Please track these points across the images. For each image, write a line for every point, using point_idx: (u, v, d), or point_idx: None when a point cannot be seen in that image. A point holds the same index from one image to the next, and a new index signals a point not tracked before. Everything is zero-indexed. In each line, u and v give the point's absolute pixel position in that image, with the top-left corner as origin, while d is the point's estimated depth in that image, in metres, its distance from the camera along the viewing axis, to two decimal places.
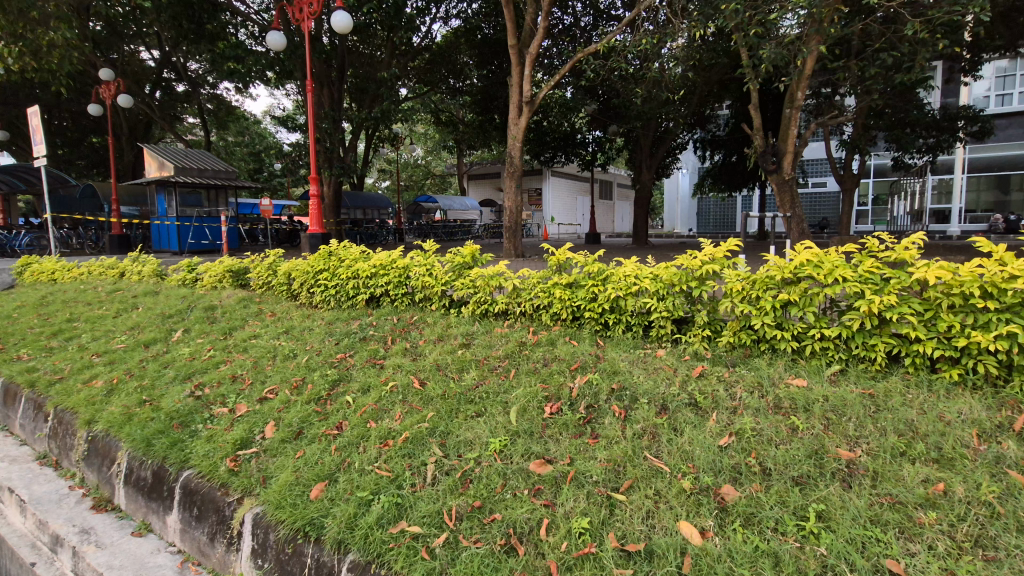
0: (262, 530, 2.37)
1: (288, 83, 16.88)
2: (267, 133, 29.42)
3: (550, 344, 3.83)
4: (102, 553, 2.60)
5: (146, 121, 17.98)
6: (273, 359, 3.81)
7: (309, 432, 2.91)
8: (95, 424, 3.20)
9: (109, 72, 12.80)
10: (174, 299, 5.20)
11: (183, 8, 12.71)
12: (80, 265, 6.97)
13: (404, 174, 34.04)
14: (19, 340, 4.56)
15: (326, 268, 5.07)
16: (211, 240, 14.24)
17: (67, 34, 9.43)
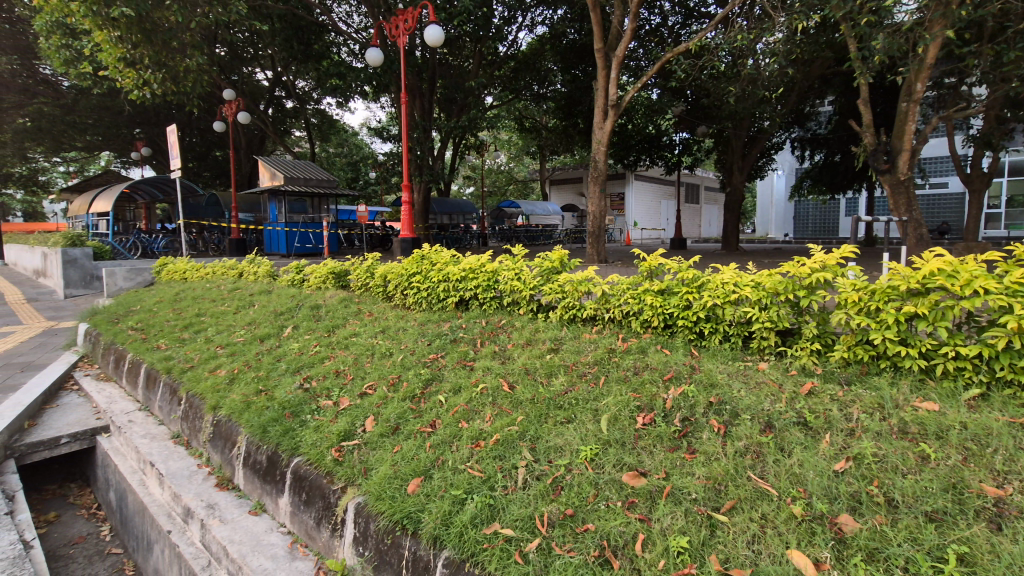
0: (363, 519, 2.48)
1: (382, 96, 17.90)
2: (364, 143, 31.36)
3: (641, 352, 3.71)
4: (224, 528, 2.85)
5: (260, 135, 19.82)
6: (371, 357, 4.01)
7: (405, 428, 3.03)
8: (220, 409, 3.54)
9: (232, 92, 14.24)
10: (285, 298, 5.63)
11: (295, 31, 14.27)
12: (206, 266, 7.79)
13: (487, 180, 34.86)
14: (158, 331, 5.17)
15: (418, 271, 5.27)
16: (314, 244, 15.34)
17: (199, 61, 10.62)
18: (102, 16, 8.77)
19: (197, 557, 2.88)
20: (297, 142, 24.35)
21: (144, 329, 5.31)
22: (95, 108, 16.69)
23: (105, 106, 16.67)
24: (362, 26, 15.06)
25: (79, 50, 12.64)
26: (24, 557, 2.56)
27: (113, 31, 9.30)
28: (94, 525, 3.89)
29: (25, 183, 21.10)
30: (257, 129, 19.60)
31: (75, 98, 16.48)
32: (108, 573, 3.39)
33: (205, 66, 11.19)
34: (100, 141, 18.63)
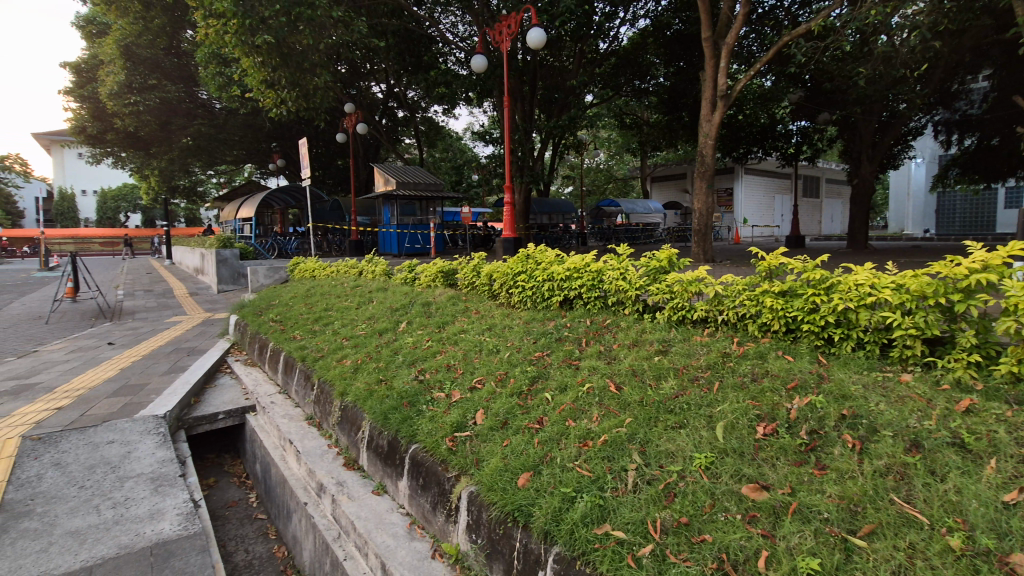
0: (476, 508, 2.58)
1: (485, 101, 18.46)
2: (467, 147, 32.54)
3: (760, 357, 3.46)
4: (352, 504, 3.12)
5: (375, 144, 21.34)
6: (479, 353, 4.17)
7: (514, 423, 3.11)
8: (346, 396, 3.88)
9: (351, 106, 15.51)
10: (399, 295, 6.01)
11: (408, 45, 15.54)
12: (331, 265, 8.53)
13: (587, 178, 34.54)
14: (293, 323, 5.78)
15: (523, 270, 5.35)
16: (423, 244, 16.22)
17: (326, 79, 11.72)
18: (249, 45, 9.97)
19: (329, 529, 3.17)
20: (407, 149, 25.87)
21: (282, 321, 5.96)
22: (241, 126, 19.02)
23: (248, 124, 18.92)
24: (468, 35, 15.67)
25: (229, 76, 14.50)
26: (194, 513, 3.01)
27: (256, 58, 10.51)
28: (244, 492, 4.43)
29: (188, 194, 24.63)
30: (372, 139, 21.14)
31: (226, 118, 18.91)
32: (256, 535, 3.85)
33: (331, 83, 12.36)
34: (244, 156, 21.19)
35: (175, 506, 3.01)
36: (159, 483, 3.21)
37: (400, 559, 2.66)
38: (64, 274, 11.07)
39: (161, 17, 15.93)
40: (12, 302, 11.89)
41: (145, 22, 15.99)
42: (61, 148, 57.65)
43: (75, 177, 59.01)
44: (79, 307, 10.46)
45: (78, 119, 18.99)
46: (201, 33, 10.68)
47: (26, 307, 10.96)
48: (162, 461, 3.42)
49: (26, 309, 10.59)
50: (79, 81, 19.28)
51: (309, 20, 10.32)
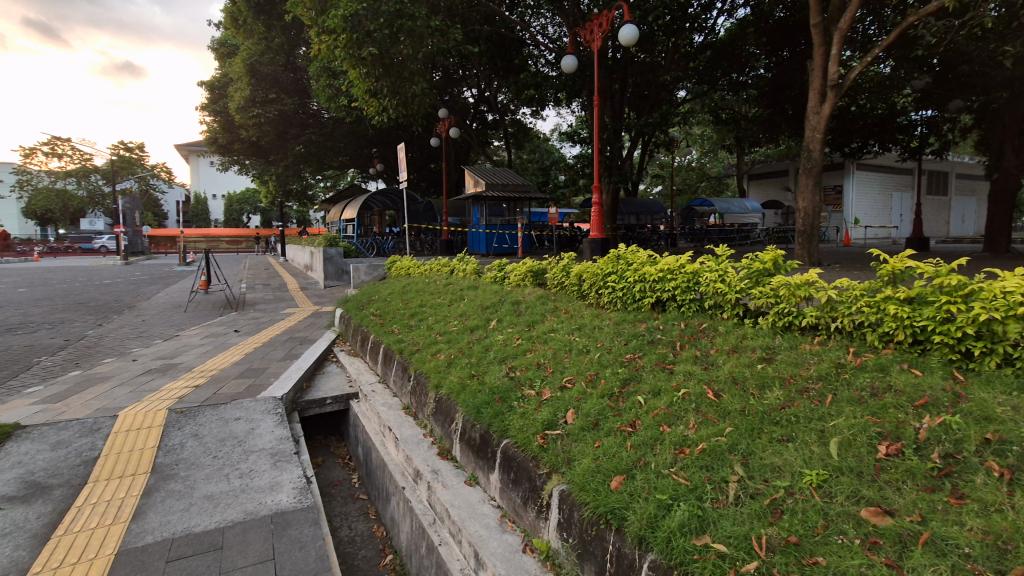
0: (568, 506, 2.57)
1: (574, 101, 18.37)
2: (554, 148, 32.59)
3: (881, 370, 3.12)
4: (447, 492, 3.24)
5: (465, 147, 21.98)
6: (569, 353, 4.16)
7: (605, 424, 3.07)
8: (441, 388, 4.04)
9: (444, 111, 16.12)
10: (489, 294, 6.15)
11: (500, 50, 15.85)
12: (425, 263, 8.90)
13: (677, 177, 33.26)
14: (391, 318, 6.11)
15: (614, 270, 5.25)
16: (510, 244, 16.47)
17: (423, 86, 12.19)
18: (355, 57, 10.69)
19: (425, 514, 3.32)
20: (496, 151, 26.41)
21: (382, 316, 6.32)
22: (346, 134, 20.45)
23: (351, 131, 20.29)
24: (557, 36, 15.76)
25: (337, 87, 15.66)
26: (307, 487, 3.27)
27: (362, 69, 11.24)
28: (347, 472, 4.75)
29: (299, 198, 26.93)
30: (463, 142, 21.81)
31: (333, 127, 20.43)
32: (358, 514, 4.12)
33: (428, 91, 12.87)
34: (347, 161, 22.76)
35: (291, 481, 3.30)
36: (278, 459, 3.53)
37: (493, 550, 2.72)
38: (199, 268, 12.52)
39: (280, 36, 17.53)
40: (159, 292, 13.71)
41: (267, 42, 17.70)
42: (197, 158, 65.41)
43: (208, 183, 66.75)
44: (211, 298, 11.82)
45: (211, 131, 21.44)
46: (314, 49, 11.60)
47: (170, 296, 12.58)
48: (280, 439, 3.77)
49: (170, 298, 12.15)
50: (212, 97, 21.74)
51: (410, 31, 10.84)
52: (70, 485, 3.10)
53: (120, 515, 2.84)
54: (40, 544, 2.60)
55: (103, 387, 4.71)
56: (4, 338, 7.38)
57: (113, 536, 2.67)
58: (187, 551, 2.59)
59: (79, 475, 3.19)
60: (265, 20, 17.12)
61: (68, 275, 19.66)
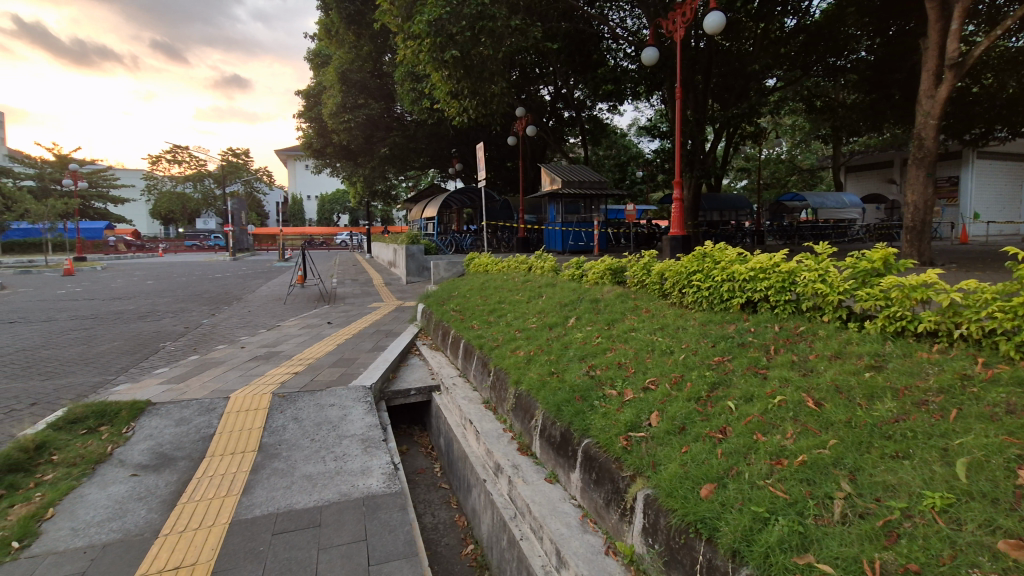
0: (654, 512, 2.49)
1: (655, 94, 17.82)
2: (633, 143, 31.79)
3: (1019, 383, 2.73)
4: (528, 488, 3.26)
5: (542, 145, 21.99)
6: (652, 353, 4.03)
7: (693, 429, 2.94)
8: (521, 384, 4.08)
9: (521, 110, 16.21)
10: (567, 291, 6.11)
11: (578, 46, 15.74)
12: (503, 260, 9.00)
13: (766, 170, 31.30)
14: (471, 313, 6.25)
15: (699, 269, 5.02)
16: (586, 242, 16.31)
17: (502, 85, 12.56)
18: (438, 60, 11.01)
19: (506, 507, 3.35)
20: (572, 148, 26.20)
21: (462, 311, 6.47)
22: (427, 135, 21.14)
23: (432, 131, 20.94)
24: (637, 28, 15.34)
25: (420, 91, 16.24)
26: (395, 473, 3.42)
27: (444, 73, 11.55)
28: (430, 462, 4.92)
29: (383, 197, 28.22)
30: (539, 140, 21.80)
31: (415, 129, 21.20)
32: (440, 502, 4.26)
33: (506, 89, 13.22)
34: (428, 162, 23.53)
35: (380, 466, 3.46)
36: (368, 445, 3.71)
37: (575, 549, 2.70)
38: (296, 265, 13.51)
39: (368, 45, 18.48)
40: (261, 285, 14.95)
41: (357, 50, 18.67)
42: (294, 162, 70.51)
43: (303, 185, 71.77)
44: (306, 292, 12.71)
45: (306, 137, 23.05)
46: (400, 54, 12.09)
47: (271, 290, 13.69)
48: (369, 426, 3.97)
49: (271, 291, 13.23)
50: (308, 105, 23.32)
51: (490, 32, 10.94)
52: (191, 457, 3.45)
53: (232, 489, 3.11)
54: (168, 509, 2.90)
55: (216, 371, 5.21)
56: (138, 324, 8.37)
57: (226, 507, 2.93)
58: (289, 526, 2.79)
59: (198, 450, 3.54)
60: (355, 30, 17.61)
61: (186, 270, 21.96)
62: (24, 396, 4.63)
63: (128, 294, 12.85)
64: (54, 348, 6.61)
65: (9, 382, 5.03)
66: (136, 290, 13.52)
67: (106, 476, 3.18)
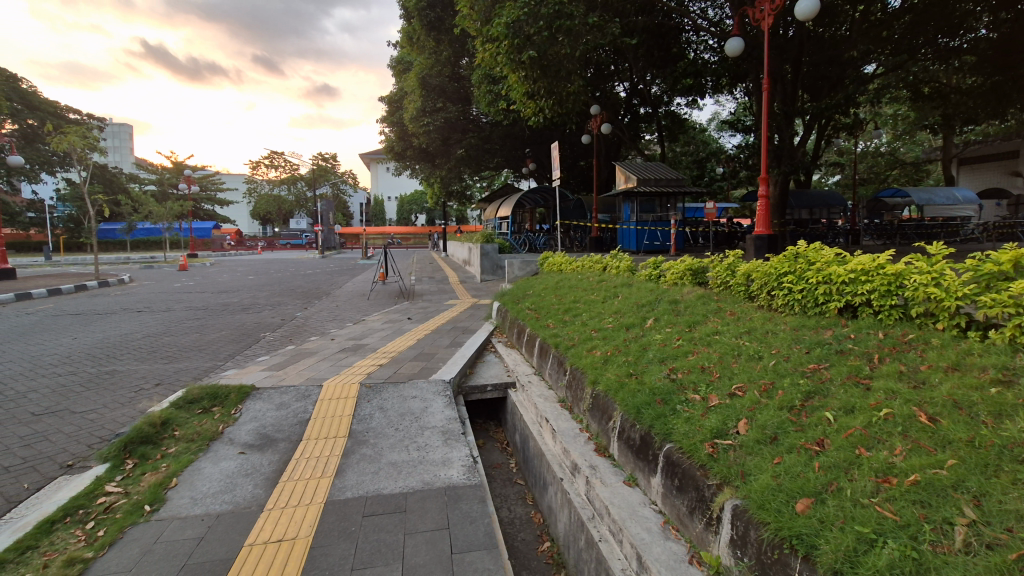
0: (743, 524, 2.38)
1: (739, 85, 16.94)
2: (713, 138, 30.49)
3: None
4: (606, 489, 3.22)
5: (617, 142, 21.63)
6: (738, 357, 3.84)
7: (786, 440, 2.76)
8: (598, 384, 4.04)
9: (596, 108, 16.03)
10: (644, 292, 5.98)
11: (657, 41, 15.30)
12: (578, 260, 8.93)
13: (863, 164, 28.92)
14: (546, 312, 6.27)
15: (791, 270, 4.72)
16: (662, 241, 15.85)
17: (579, 84, 12.49)
18: (516, 62, 11.14)
19: (584, 507, 3.33)
20: (649, 145, 25.57)
21: (537, 310, 6.51)
22: (502, 136, 21.43)
23: (508, 132, 21.21)
24: (720, 19, 14.67)
25: (496, 92, 16.50)
26: (474, 466, 3.50)
27: (521, 73, 11.67)
28: (506, 457, 4.99)
29: (459, 198, 28.99)
30: (613, 138, 21.43)
31: (490, 130, 21.54)
32: (516, 498, 4.31)
33: (583, 86, 13.13)
34: (502, 162, 23.86)
35: (460, 459, 3.56)
36: (448, 437, 3.83)
37: (657, 556, 2.63)
38: (378, 262, 14.20)
39: (447, 49, 19.03)
40: (347, 282, 15.83)
41: (436, 55, 19.29)
42: (376, 165, 74.09)
43: (385, 187, 75.29)
44: (387, 288, 13.33)
45: (389, 141, 24.16)
46: (478, 57, 12.34)
47: (356, 285, 14.50)
48: (449, 419, 4.09)
49: (356, 287, 14.03)
50: (391, 110, 24.41)
51: (568, 30, 10.86)
52: (290, 440, 3.72)
53: (327, 471, 3.32)
54: (271, 486, 3.15)
55: (310, 360, 5.59)
56: (242, 315, 9.18)
57: (320, 488, 3.13)
58: (376, 510, 2.94)
59: (296, 433, 3.82)
60: (435, 36, 18.86)
61: (280, 266, 23.71)
62: (151, 376, 5.22)
63: (233, 287, 14.12)
64: (173, 334, 7.39)
65: (139, 364, 5.69)
66: (239, 285, 14.82)
67: (218, 452, 3.51)
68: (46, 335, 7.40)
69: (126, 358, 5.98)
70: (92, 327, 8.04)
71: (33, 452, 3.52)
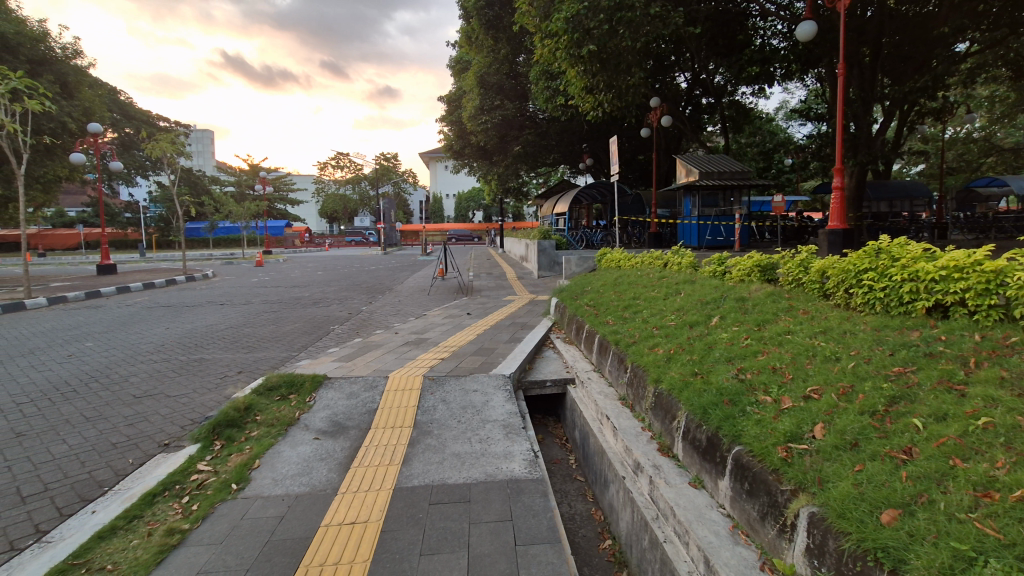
0: (820, 533, 2.26)
1: (812, 71, 15.99)
2: (781, 128, 29.01)
3: None
4: (671, 489, 3.16)
5: (678, 135, 21.00)
6: (812, 359, 3.65)
7: (868, 446, 2.59)
8: (661, 383, 3.96)
9: (657, 100, 15.63)
10: (708, 289, 5.79)
11: (723, 28, 14.70)
12: (638, 255, 8.77)
13: (953, 152, 26.61)
14: (605, 308, 6.21)
15: (872, 267, 4.42)
16: (726, 236, 15.28)
17: (639, 76, 12.23)
18: (575, 56, 11.06)
19: (647, 507, 3.28)
20: (712, 137, 24.67)
21: (596, 306, 6.45)
22: (559, 131, 21.35)
23: (566, 127, 21.09)
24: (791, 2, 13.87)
25: (555, 88, 16.43)
26: (536, 461, 3.53)
27: (581, 68, 11.58)
28: (565, 452, 5.00)
29: (515, 194, 29.17)
30: (674, 130, 20.80)
31: (547, 126, 21.50)
32: (576, 494, 4.31)
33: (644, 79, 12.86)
34: (559, 157, 23.77)
35: (521, 452, 3.60)
36: (510, 431, 3.88)
37: (726, 560, 2.55)
38: (438, 259, 14.56)
39: (505, 47, 19.12)
40: (408, 277, 16.33)
41: (495, 54, 19.46)
42: (435, 163, 75.81)
43: (444, 185, 76.90)
44: (447, 284, 13.60)
45: (448, 139, 24.67)
46: (538, 52, 12.37)
47: (417, 281, 14.91)
48: (510, 413, 4.14)
49: (416, 283, 14.41)
50: (450, 109, 24.86)
51: (630, 22, 10.62)
52: (360, 427, 3.90)
53: (395, 459, 3.45)
54: (343, 471, 3.31)
55: (376, 353, 5.82)
56: (312, 309, 9.67)
57: (389, 475, 3.25)
58: (442, 499, 3.03)
59: (365, 421, 3.99)
60: (494, 34, 19.03)
61: (345, 262, 24.76)
62: (234, 365, 5.61)
63: (303, 282, 14.89)
64: (252, 326, 7.89)
65: (222, 353, 6.12)
66: (309, 280, 15.59)
67: (295, 437, 3.73)
68: (143, 325, 8.11)
69: (212, 347, 6.46)
70: (182, 318, 8.74)
71: (135, 431, 3.88)
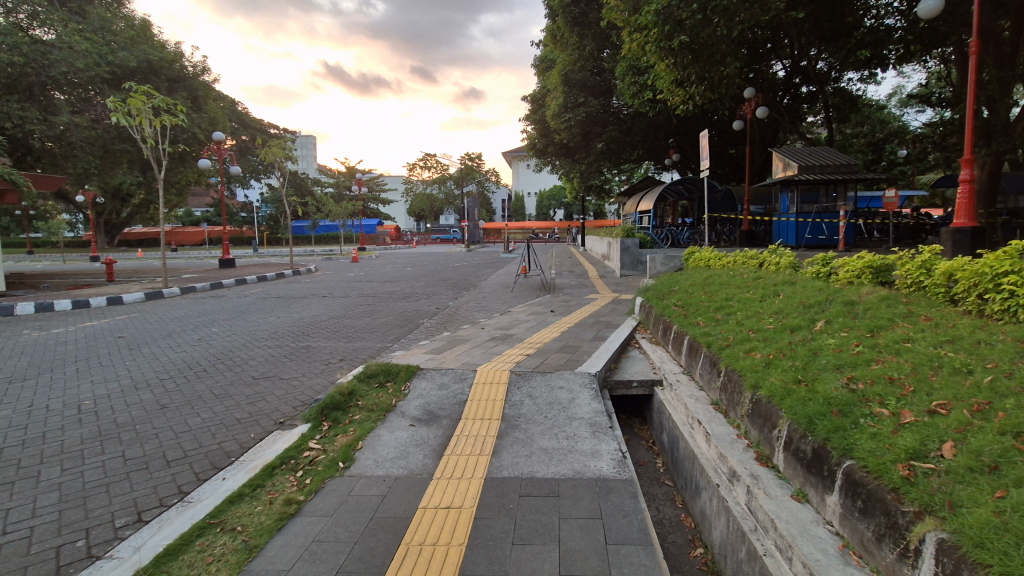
0: (951, 561, 2.03)
1: (935, 50, 14.39)
2: (895, 116, 26.31)
3: None
4: (771, 501, 3.00)
5: (774, 127, 19.73)
6: (937, 370, 3.30)
7: (1012, 471, 2.29)
8: (759, 389, 3.76)
9: (752, 91, 14.80)
10: (811, 291, 5.41)
11: (828, 10, 13.65)
12: (730, 255, 8.36)
13: None
14: (696, 308, 5.99)
15: (1013, 270, 3.91)
16: (828, 235, 14.14)
17: (734, 66, 11.67)
18: (666, 48, 10.76)
19: (744, 517, 3.12)
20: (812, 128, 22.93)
21: (685, 306, 6.23)
22: (645, 127, 20.85)
23: (653, 122, 20.55)
24: None
25: (642, 83, 16.07)
26: (624, 461, 3.48)
27: (671, 60, 11.23)
28: (652, 455, 4.88)
29: (597, 192, 28.80)
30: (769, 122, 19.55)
31: (631, 122, 21.06)
32: (665, 499, 4.20)
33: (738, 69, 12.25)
34: (644, 153, 23.17)
35: (609, 452, 3.56)
36: (597, 430, 3.85)
37: None
38: (521, 256, 14.75)
39: (591, 43, 19.00)
40: (492, 274, 16.68)
41: (580, 51, 19.41)
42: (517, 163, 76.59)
43: (525, 184, 77.50)
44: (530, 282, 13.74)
45: (531, 138, 24.87)
46: (626, 47, 12.21)
47: (500, 278, 15.20)
48: (596, 412, 4.11)
49: (500, 279, 14.70)
50: (534, 108, 25.04)
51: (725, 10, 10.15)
52: (452, 417, 4.05)
53: (485, 450, 3.55)
54: (437, 457, 3.47)
55: (465, 346, 6.02)
56: (404, 303, 10.16)
57: (480, 465, 3.36)
58: (530, 491, 3.08)
59: (456, 411, 4.15)
60: (579, 31, 18.95)
61: (432, 259, 25.76)
62: (337, 352, 6.05)
63: (394, 278, 15.71)
64: (351, 318, 8.45)
65: (326, 342, 6.61)
66: (400, 275, 16.39)
67: (393, 422, 3.95)
68: (259, 314, 8.96)
69: (317, 336, 6.99)
70: (291, 308, 9.54)
71: (254, 408, 4.30)
